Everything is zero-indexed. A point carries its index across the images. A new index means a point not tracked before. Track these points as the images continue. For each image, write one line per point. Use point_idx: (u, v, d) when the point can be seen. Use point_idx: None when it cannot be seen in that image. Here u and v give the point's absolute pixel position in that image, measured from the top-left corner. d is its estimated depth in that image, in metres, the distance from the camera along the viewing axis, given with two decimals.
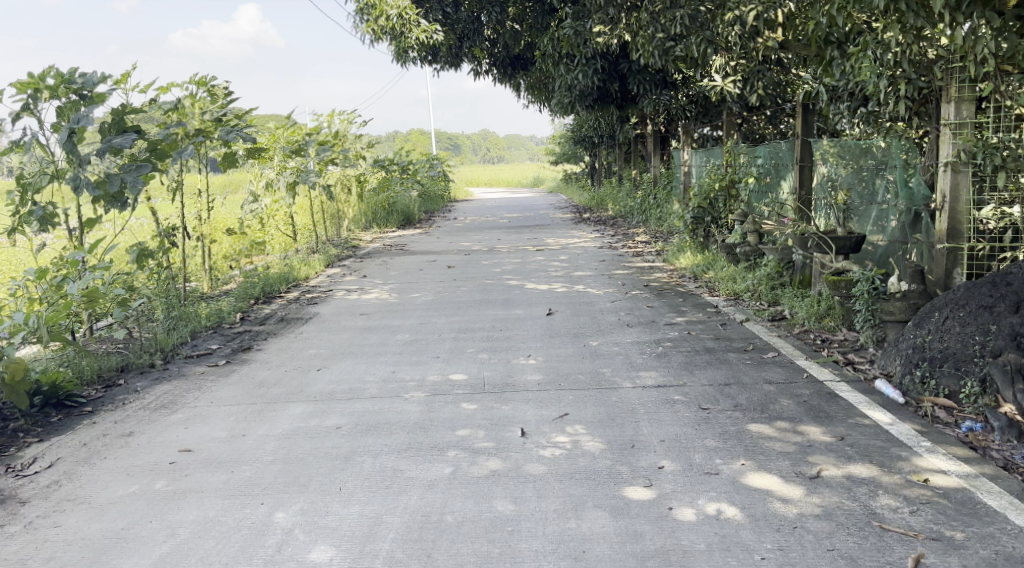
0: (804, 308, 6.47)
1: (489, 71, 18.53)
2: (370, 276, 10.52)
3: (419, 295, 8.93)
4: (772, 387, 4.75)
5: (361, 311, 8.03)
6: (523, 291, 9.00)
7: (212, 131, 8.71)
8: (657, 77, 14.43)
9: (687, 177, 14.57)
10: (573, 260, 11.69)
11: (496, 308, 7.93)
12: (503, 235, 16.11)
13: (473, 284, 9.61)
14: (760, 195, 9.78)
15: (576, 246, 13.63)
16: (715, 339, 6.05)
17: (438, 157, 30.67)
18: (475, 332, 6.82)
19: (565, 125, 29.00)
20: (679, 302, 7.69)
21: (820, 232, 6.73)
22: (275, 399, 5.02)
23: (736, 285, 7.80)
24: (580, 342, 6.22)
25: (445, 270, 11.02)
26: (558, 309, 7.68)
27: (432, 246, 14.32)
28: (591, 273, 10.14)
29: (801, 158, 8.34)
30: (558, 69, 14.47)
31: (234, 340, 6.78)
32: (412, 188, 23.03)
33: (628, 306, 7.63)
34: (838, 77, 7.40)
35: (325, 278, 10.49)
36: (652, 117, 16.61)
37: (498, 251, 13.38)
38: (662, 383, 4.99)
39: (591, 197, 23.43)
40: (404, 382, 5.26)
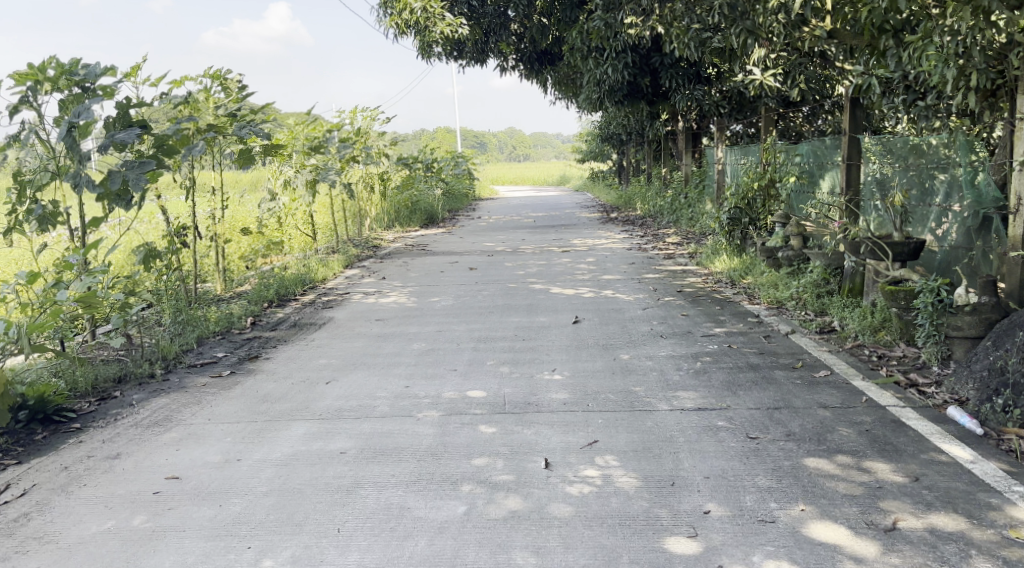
0: (856, 320, 5.97)
1: (516, 66, 18.10)
2: (390, 278, 10.12)
3: (440, 300, 8.50)
4: (827, 412, 4.26)
5: (378, 316, 7.63)
6: (548, 295, 8.53)
7: (226, 127, 8.27)
8: (691, 71, 13.88)
9: (721, 176, 13.98)
10: (601, 262, 11.22)
11: (520, 314, 7.46)
12: (529, 234, 15.65)
13: (496, 288, 9.16)
14: (802, 195, 9.22)
15: (604, 247, 13.14)
16: (758, 354, 5.54)
17: (463, 155, 30.25)
18: (497, 342, 6.37)
19: (592, 123, 28.49)
20: (716, 310, 7.18)
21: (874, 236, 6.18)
22: (277, 417, 4.60)
23: (779, 293, 7.29)
24: (610, 355, 5.75)
25: (468, 272, 10.59)
26: (586, 317, 7.20)
27: (455, 247, 13.91)
28: (620, 277, 9.66)
29: (849, 157, 7.81)
30: (587, 65, 13.99)
31: (241, 347, 6.37)
32: (436, 186, 22.63)
33: (661, 314, 7.14)
34: (893, 68, 6.92)
35: (344, 280, 10.10)
36: (684, 113, 16.05)
37: (523, 252, 12.92)
38: (703, 406, 4.50)
39: (619, 196, 22.89)
40: (418, 399, 4.82)
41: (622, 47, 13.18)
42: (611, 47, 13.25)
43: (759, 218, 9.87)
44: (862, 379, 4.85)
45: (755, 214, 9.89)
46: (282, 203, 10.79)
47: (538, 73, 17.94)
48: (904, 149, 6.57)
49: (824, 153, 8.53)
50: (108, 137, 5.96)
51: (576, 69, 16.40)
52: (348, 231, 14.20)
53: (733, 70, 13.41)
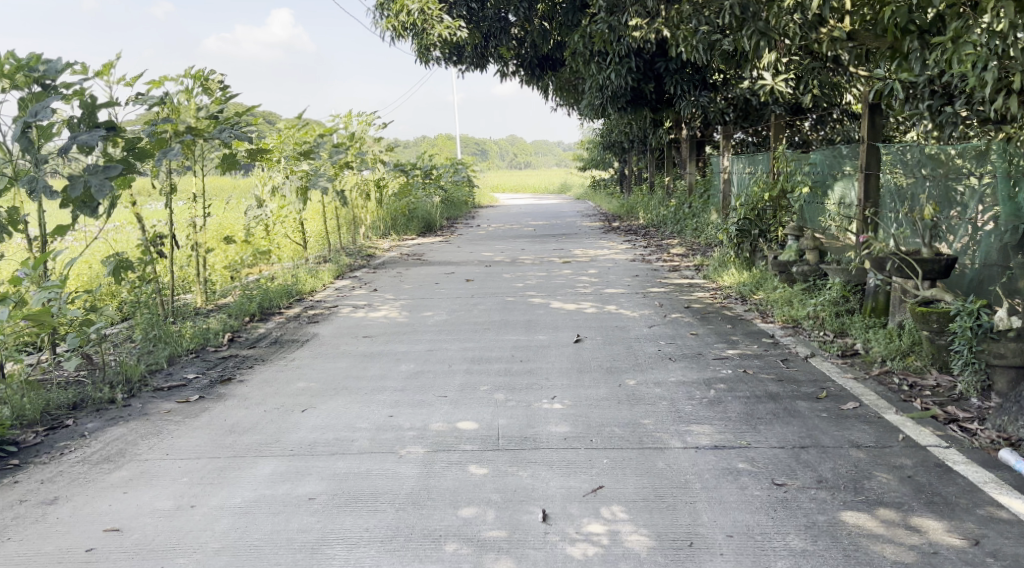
0: (881, 343, 5.50)
1: (516, 72, 17.68)
2: (382, 290, 9.64)
3: (433, 314, 8.01)
4: (862, 452, 3.78)
5: (367, 332, 7.15)
6: (548, 311, 8.05)
7: (206, 130, 7.79)
8: (696, 77, 13.43)
9: (727, 185, 13.49)
10: (603, 274, 10.75)
11: (517, 332, 6.97)
12: (529, 244, 15.18)
13: (493, 301, 8.68)
14: (816, 207, 8.74)
15: (606, 258, 12.68)
16: (777, 381, 5.06)
17: (462, 163, 29.78)
18: (492, 363, 5.88)
19: (593, 131, 28.09)
20: (727, 330, 6.70)
21: (901, 251, 5.65)
22: (244, 451, 4.12)
23: (795, 311, 6.83)
24: (615, 380, 5.26)
25: (464, 284, 10.12)
26: (588, 335, 6.71)
27: (452, 257, 13.44)
28: (623, 290, 9.18)
29: (866, 166, 7.40)
30: (590, 70, 13.56)
31: (216, 368, 5.89)
32: (433, 193, 22.18)
33: (669, 334, 6.65)
34: (918, 72, 6.47)
35: (333, 292, 9.62)
36: (688, 120, 15.59)
37: (522, 262, 12.44)
38: (721, 443, 4.02)
39: (621, 206, 22.40)
40: (402, 432, 4.34)
41: (626, 51, 12.74)
42: (614, 51, 12.82)
43: (769, 230, 9.39)
44: (895, 413, 4.37)
45: (766, 225, 9.41)
46: (270, 210, 10.32)
47: (539, 78, 17.49)
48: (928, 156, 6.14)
49: (840, 162, 8.08)
50: (70, 138, 5.45)
51: (578, 75, 15.96)
52: (342, 239, 13.73)
53: (740, 76, 12.99)
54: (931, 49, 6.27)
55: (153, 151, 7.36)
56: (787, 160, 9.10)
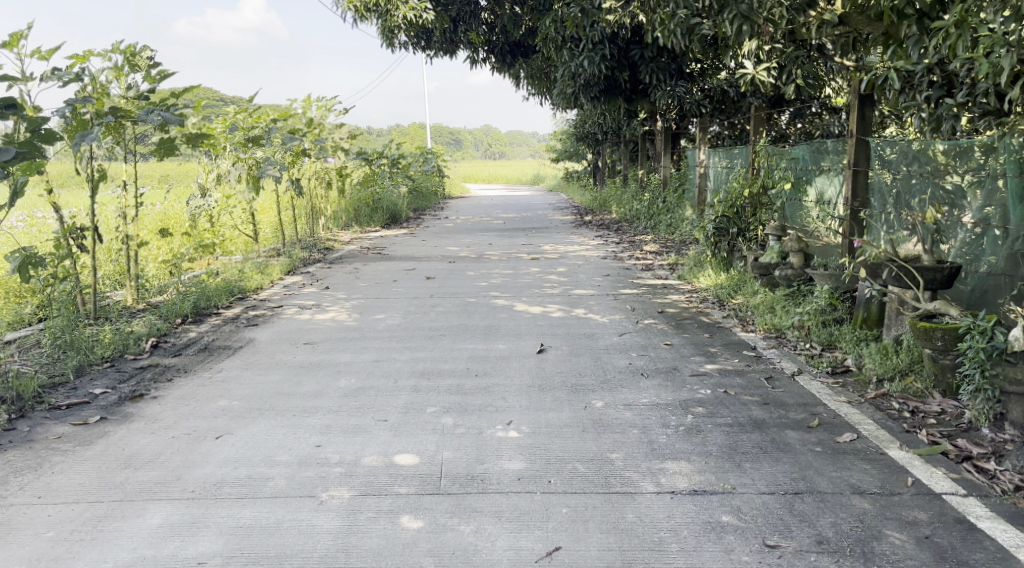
0: (875, 360, 4.95)
1: (487, 58, 17.00)
2: (333, 287, 8.96)
3: (386, 317, 7.34)
4: (867, 502, 3.21)
5: (309, 338, 6.47)
6: (511, 314, 7.41)
7: (133, 111, 7.03)
8: (672, 66, 12.85)
9: (703, 180, 12.92)
10: (573, 272, 10.14)
11: (476, 339, 6.33)
12: (497, 238, 14.55)
13: (452, 303, 8.03)
14: (799, 205, 8.19)
15: (576, 254, 12.07)
16: (763, 405, 4.48)
17: (432, 153, 29.03)
18: (444, 378, 5.23)
19: (566, 122, 27.47)
20: (705, 340, 6.11)
21: (899, 257, 5.14)
22: (134, 493, 3.44)
23: (779, 320, 6.28)
24: (581, 402, 4.64)
25: (423, 282, 9.46)
26: (553, 345, 6.09)
27: (414, 251, 12.77)
28: (593, 291, 8.58)
29: (854, 162, 6.87)
30: (562, 56, 12.93)
31: (129, 381, 5.14)
32: (400, 183, 21.44)
33: (641, 344, 6.04)
34: (915, 59, 5.95)
35: (280, 289, 8.91)
36: (663, 111, 15.02)
37: (488, 258, 11.79)
38: (701, 487, 3.42)
39: (593, 199, 21.81)
40: (327, 468, 3.68)
41: (599, 38, 12.15)
42: (587, 37, 12.21)
43: (749, 228, 8.82)
44: (900, 448, 3.80)
45: (745, 224, 8.84)
46: (214, 200, 9.60)
47: (510, 66, 16.82)
48: (923, 150, 5.63)
49: (824, 157, 7.54)
50: None
51: (550, 62, 15.32)
52: (297, 231, 13.02)
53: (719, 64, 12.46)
54: (931, 35, 5.76)
55: (71, 133, 6.63)
56: (768, 153, 8.56)
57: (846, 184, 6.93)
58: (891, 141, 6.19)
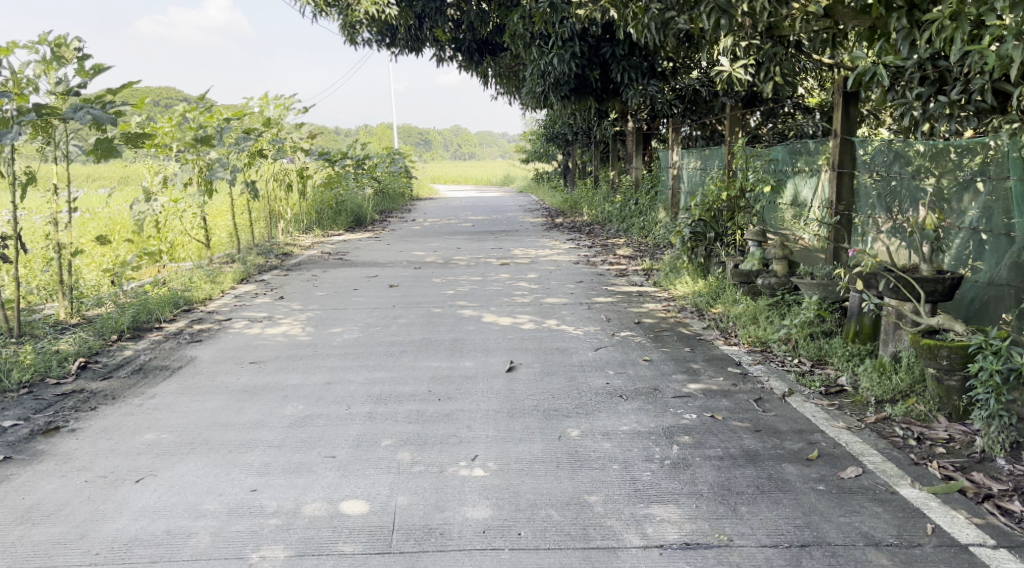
0: (873, 380, 4.54)
1: (454, 56, 16.51)
2: (289, 298, 8.42)
3: (343, 331, 6.83)
4: (884, 558, 2.80)
5: (256, 357, 5.93)
6: (478, 326, 6.92)
7: (60, 109, 6.43)
8: (644, 64, 12.45)
9: (676, 181, 12.53)
10: (544, 278, 9.69)
11: (440, 356, 5.84)
12: (465, 242, 14.05)
13: (415, 314, 7.52)
14: (779, 209, 7.81)
15: (547, 259, 11.63)
16: (755, 432, 4.04)
17: (400, 153, 28.47)
18: (402, 402, 4.73)
19: (536, 122, 27.01)
20: (687, 355, 5.67)
21: (896, 267, 4.69)
22: (27, 559, 2.92)
23: (764, 332, 5.86)
24: (553, 431, 4.17)
25: (386, 290, 8.95)
26: (522, 362, 5.61)
27: (378, 257, 12.24)
28: (565, 300, 8.13)
29: (839, 164, 6.50)
30: (531, 54, 12.50)
31: (47, 411, 4.57)
32: (365, 184, 20.85)
33: (618, 360, 5.59)
34: (906, 53, 5.54)
35: (231, 300, 8.35)
36: (635, 110, 14.63)
37: (455, 264, 11.30)
38: (692, 539, 2.98)
39: (564, 201, 21.39)
40: (262, 521, 3.20)
41: (569, 35, 11.74)
42: (557, 34, 11.81)
43: (726, 233, 8.41)
44: (912, 486, 3.37)
45: (723, 228, 8.43)
46: (159, 205, 9.05)
47: (478, 65, 16.35)
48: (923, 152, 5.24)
49: (806, 159, 7.18)
50: None
51: (519, 61, 14.87)
52: (253, 236, 12.45)
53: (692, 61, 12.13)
54: (921, 27, 5.38)
55: None
56: (746, 154, 8.12)
57: (831, 187, 6.56)
58: (880, 141, 5.84)
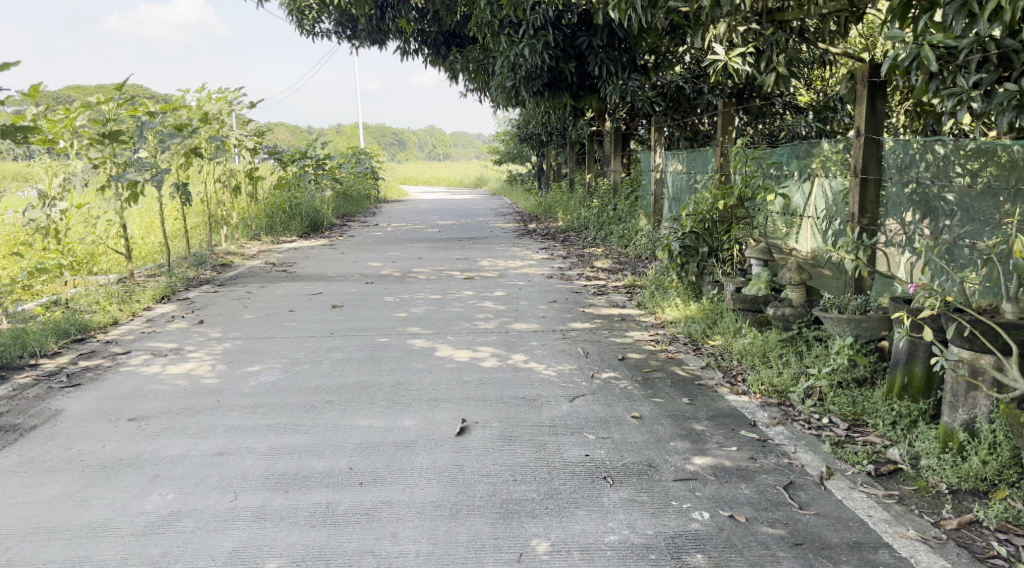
0: (943, 464, 3.36)
1: (419, 50, 15.30)
2: (208, 324, 7.14)
3: (261, 371, 5.57)
4: None
5: (140, 411, 4.67)
6: (429, 364, 5.68)
7: None
8: (625, 55, 11.30)
9: (659, 186, 11.38)
10: (513, 297, 8.46)
11: (374, 410, 4.60)
12: (428, 252, 12.78)
13: (355, 346, 6.25)
14: (788, 219, 6.65)
15: (517, 272, 10.40)
16: (794, 549, 2.90)
17: (365, 153, 27.11)
18: (309, 490, 3.51)
19: (509, 121, 25.78)
20: (687, 410, 4.47)
21: (973, 309, 3.47)
22: None
23: (778, 379, 4.68)
24: (511, 545, 3.00)
25: (326, 313, 7.67)
26: (478, 420, 4.37)
27: (328, 269, 10.95)
28: (536, 326, 6.91)
29: (862, 169, 5.43)
30: (499, 45, 11.33)
31: None
32: (324, 187, 19.53)
33: (599, 417, 4.38)
34: (962, 33, 4.41)
35: (137, 327, 7.06)
36: (613, 107, 13.51)
37: (413, 278, 10.03)
38: None
39: (538, 205, 20.16)
40: None
41: (541, 22, 10.61)
42: (527, 22, 10.68)
43: (722, 247, 7.22)
44: None
45: (718, 241, 7.25)
46: (56, 212, 7.73)
47: (445, 59, 15.11)
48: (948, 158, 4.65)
49: (823, 165, 6.04)
50: None
51: (489, 54, 13.67)
52: (187, 245, 11.15)
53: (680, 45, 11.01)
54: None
55: None
56: (746, 158, 6.82)
57: (852, 196, 5.50)
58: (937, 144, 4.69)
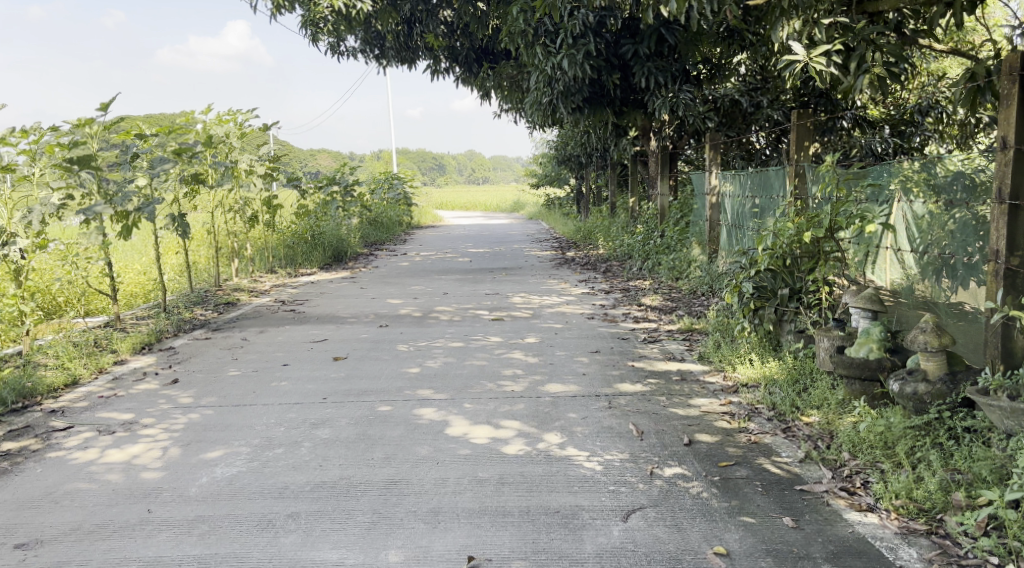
0: None
1: (451, 68, 14.16)
2: (181, 386, 5.93)
3: (222, 459, 4.33)
4: None
5: (39, 529, 3.46)
6: (435, 449, 4.39)
7: None
8: (676, 66, 10.02)
9: (715, 212, 10.04)
10: (548, 344, 7.16)
11: (350, 533, 3.35)
12: (455, 286, 11.54)
13: (348, 419, 4.99)
14: (891, 257, 5.27)
15: (553, 311, 9.10)
16: None
17: (399, 178, 26.07)
18: None
19: (548, 144, 24.58)
20: (793, 544, 3.13)
21: None
22: None
23: (921, 490, 3.32)
24: None
25: (325, 368, 6.43)
26: (493, 557, 3.12)
27: (342, 308, 9.75)
28: (575, 387, 5.59)
29: (1012, 195, 4.05)
30: (533, 57, 10.07)
31: None
32: (350, 214, 18.45)
33: (667, 555, 3.08)
34: None
35: (96, 390, 5.86)
36: (661, 123, 12.23)
37: (435, 319, 8.78)
38: None
39: (577, 230, 18.88)
40: None
41: (581, 29, 9.35)
42: (566, 29, 9.44)
43: (805, 288, 5.86)
44: None
45: (800, 280, 5.91)
46: (14, 252, 6.66)
47: (477, 77, 13.92)
48: None
49: (943, 190, 4.67)
50: None
51: (524, 69, 12.49)
52: (188, 282, 10.09)
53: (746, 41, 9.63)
54: None
55: None
56: (838, 178, 5.40)
57: (997, 229, 4.11)
58: None
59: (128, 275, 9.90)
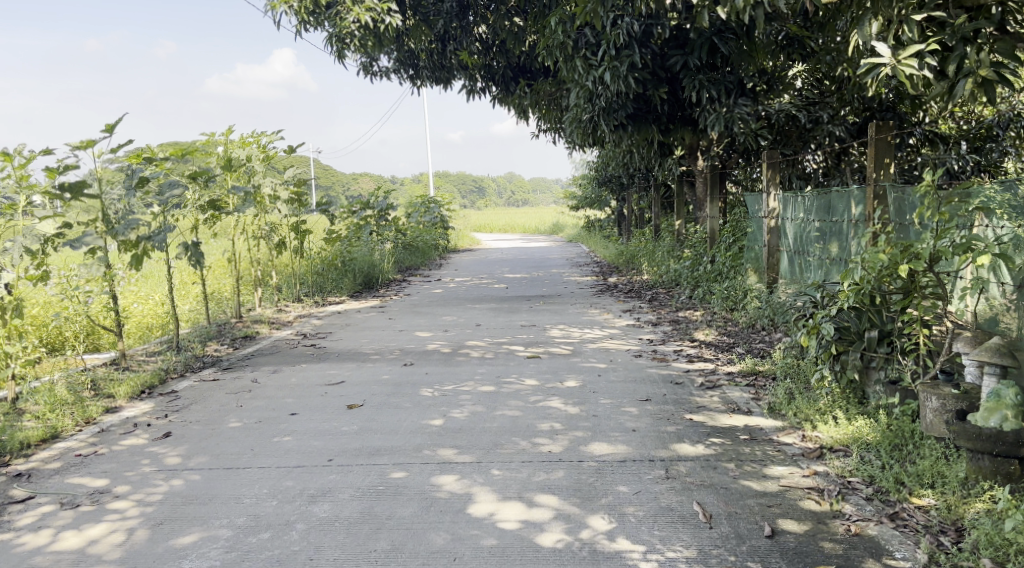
0: None
1: (487, 87, 13.41)
2: (170, 441, 5.17)
3: (197, 547, 3.58)
4: None
5: None
6: (454, 537, 3.58)
7: None
8: (730, 78, 9.06)
9: (774, 237, 9.10)
10: (590, 390, 6.28)
11: None
12: (489, 317, 10.71)
13: (354, 490, 4.19)
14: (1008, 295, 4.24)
15: (596, 348, 8.22)
16: None
17: (437, 200, 25.40)
18: None
19: (588, 164, 23.67)
20: None
21: None
22: None
23: None
24: None
25: (335, 419, 5.62)
26: None
27: (366, 343, 8.99)
28: (625, 448, 4.72)
29: None
30: (573, 72, 9.32)
31: None
32: (384, 238, 17.77)
33: None
34: None
35: (73, 446, 5.13)
36: (710, 139, 11.46)
37: (465, 356, 7.96)
38: None
39: (619, 253, 17.96)
40: None
41: (625, 40, 8.52)
42: (608, 40, 8.64)
43: (898, 330, 4.93)
44: None
45: (891, 320, 4.98)
46: None
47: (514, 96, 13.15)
48: None
49: None
50: None
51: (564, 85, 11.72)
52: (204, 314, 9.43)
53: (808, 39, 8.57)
54: None
55: None
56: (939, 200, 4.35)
57: None
58: None
59: (140, 309, 9.26)
